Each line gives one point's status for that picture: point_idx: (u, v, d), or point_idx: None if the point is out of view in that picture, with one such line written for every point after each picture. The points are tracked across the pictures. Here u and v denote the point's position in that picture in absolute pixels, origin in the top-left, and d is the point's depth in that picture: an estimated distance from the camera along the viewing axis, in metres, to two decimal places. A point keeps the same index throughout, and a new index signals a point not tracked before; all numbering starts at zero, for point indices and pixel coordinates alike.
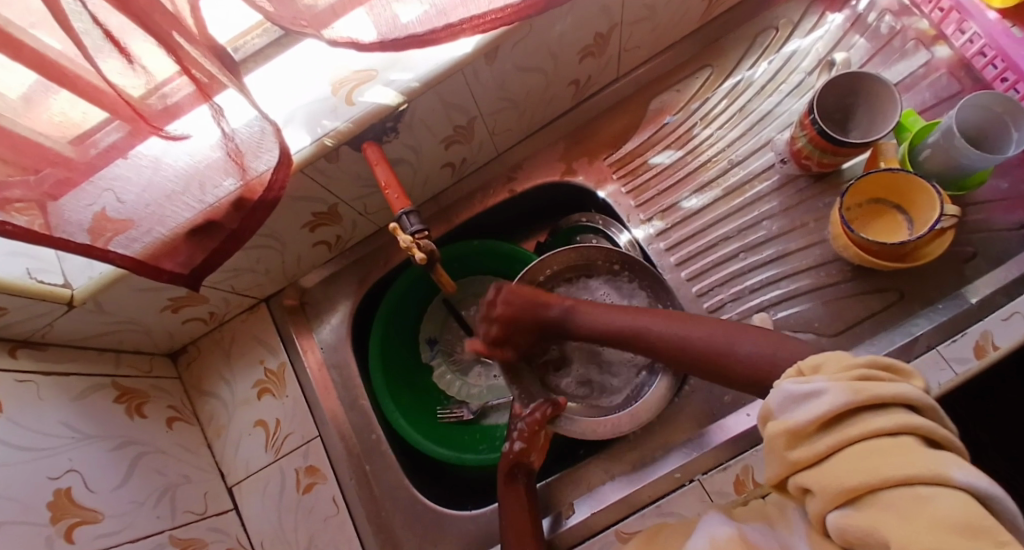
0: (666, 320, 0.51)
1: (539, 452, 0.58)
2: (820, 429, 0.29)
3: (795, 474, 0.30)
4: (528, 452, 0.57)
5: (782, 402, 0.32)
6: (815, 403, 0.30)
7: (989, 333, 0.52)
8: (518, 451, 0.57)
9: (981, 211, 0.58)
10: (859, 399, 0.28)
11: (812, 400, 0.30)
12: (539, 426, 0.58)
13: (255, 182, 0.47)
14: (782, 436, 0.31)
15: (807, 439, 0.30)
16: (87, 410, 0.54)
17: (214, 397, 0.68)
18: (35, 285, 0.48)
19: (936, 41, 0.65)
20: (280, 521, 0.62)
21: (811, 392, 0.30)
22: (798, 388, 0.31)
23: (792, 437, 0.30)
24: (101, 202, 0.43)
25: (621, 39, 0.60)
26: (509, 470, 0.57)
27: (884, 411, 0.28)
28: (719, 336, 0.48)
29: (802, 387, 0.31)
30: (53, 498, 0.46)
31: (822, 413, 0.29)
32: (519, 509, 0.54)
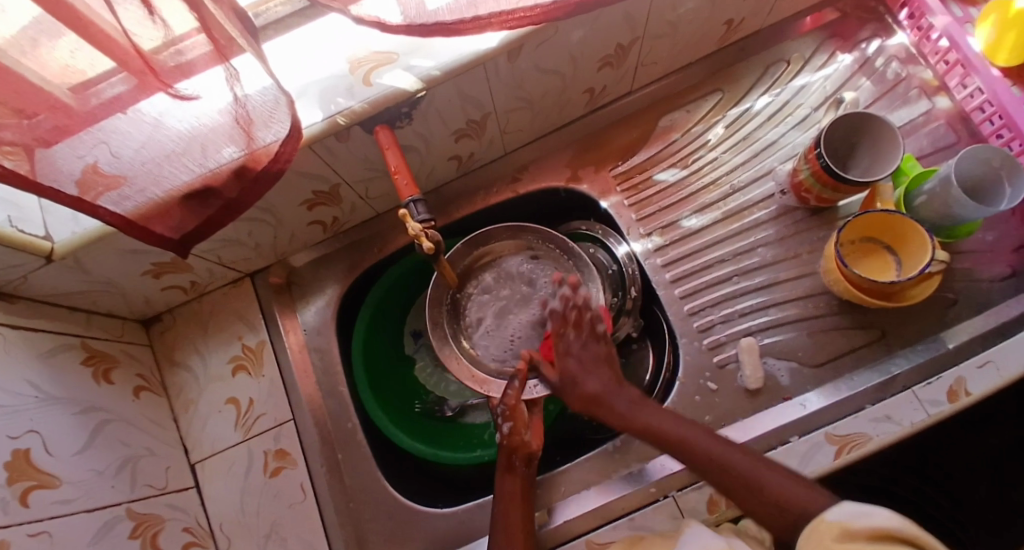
0: (679, 425, 0.49)
1: (533, 434, 0.56)
2: (869, 538, 0.33)
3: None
4: (518, 434, 0.55)
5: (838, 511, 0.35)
6: (872, 516, 0.34)
7: (963, 379, 0.53)
8: (509, 436, 0.55)
9: (965, 260, 0.61)
10: (911, 533, 0.32)
11: (870, 515, 0.34)
12: (519, 403, 0.56)
13: (261, 152, 0.46)
14: (835, 530, 0.34)
15: (855, 540, 0.33)
16: (52, 370, 0.51)
17: (186, 369, 0.66)
18: (14, 233, 0.45)
19: (938, 91, 0.67)
20: (242, 504, 0.60)
21: (867, 510, 0.34)
22: (862, 506, 0.35)
23: (843, 534, 0.34)
24: (95, 155, 0.41)
25: (639, 53, 0.61)
26: (509, 462, 0.55)
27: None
28: (698, 434, 0.47)
29: (860, 506, 0.35)
30: (11, 458, 0.43)
31: (884, 526, 0.33)
32: (515, 502, 0.52)
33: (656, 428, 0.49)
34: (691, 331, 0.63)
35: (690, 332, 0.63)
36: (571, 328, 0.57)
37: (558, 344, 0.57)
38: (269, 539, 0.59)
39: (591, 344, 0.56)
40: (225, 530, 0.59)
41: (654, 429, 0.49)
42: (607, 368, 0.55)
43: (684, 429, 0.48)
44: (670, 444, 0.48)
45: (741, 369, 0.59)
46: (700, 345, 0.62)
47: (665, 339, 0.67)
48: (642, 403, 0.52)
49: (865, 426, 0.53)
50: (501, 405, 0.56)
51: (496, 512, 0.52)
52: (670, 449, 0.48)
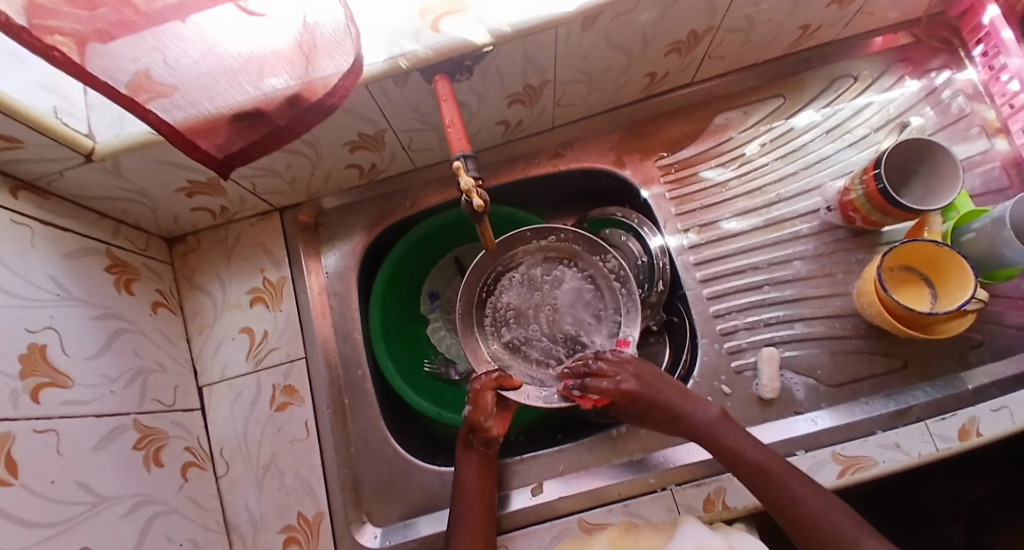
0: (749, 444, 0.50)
1: (496, 420, 0.57)
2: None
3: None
4: (481, 418, 0.55)
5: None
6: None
7: (977, 419, 0.53)
8: (471, 417, 0.56)
9: (1000, 305, 0.60)
10: None
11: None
12: (490, 391, 0.56)
13: (317, 83, 0.45)
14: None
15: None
16: (76, 270, 0.51)
17: (205, 293, 0.66)
18: (60, 127, 0.44)
19: (998, 133, 0.65)
20: (244, 431, 0.61)
21: None
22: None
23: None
24: (148, 61, 0.40)
25: (710, 43, 0.59)
26: (467, 438, 0.57)
27: None
28: (782, 468, 0.48)
29: None
30: (26, 351, 0.43)
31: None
32: (473, 476, 0.54)
33: (737, 448, 0.50)
34: (712, 332, 0.63)
35: (711, 334, 0.63)
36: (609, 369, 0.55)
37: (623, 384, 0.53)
38: (267, 471, 0.60)
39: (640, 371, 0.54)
40: (225, 453, 0.61)
41: (735, 454, 0.49)
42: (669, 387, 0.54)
43: (766, 456, 0.49)
44: (754, 472, 0.48)
45: (758, 377, 0.59)
46: (719, 348, 0.62)
47: (686, 335, 0.66)
48: (725, 421, 0.52)
49: (872, 450, 0.53)
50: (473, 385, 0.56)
51: (458, 485, 0.54)
52: (750, 476, 0.48)
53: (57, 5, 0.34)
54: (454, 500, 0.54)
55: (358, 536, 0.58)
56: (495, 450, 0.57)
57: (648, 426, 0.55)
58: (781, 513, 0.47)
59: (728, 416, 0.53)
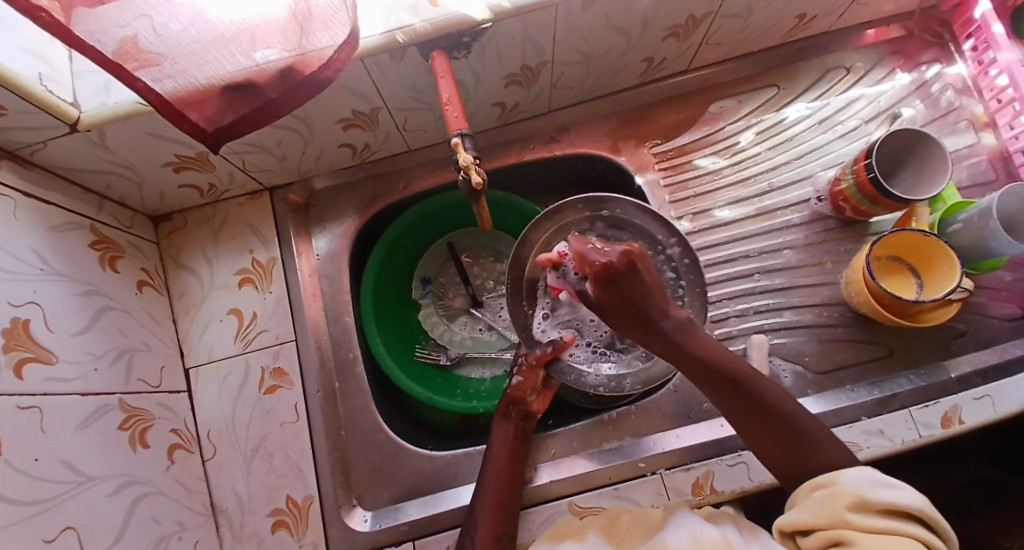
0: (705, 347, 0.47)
1: (538, 397, 0.57)
2: (883, 513, 0.35)
3: (839, 525, 0.35)
4: (525, 392, 0.57)
5: (854, 477, 0.37)
6: (892, 492, 0.35)
7: (959, 407, 0.55)
8: (516, 388, 0.57)
9: (982, 295, 0.61)
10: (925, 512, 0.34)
11: (890, 489, 0.36)
12: (540, 368, 0.57)
13: (312, 56, 0.44)
14: (849, 496, 0.36)
15: (867, 511, 0.35)
16: (60, 245, 0.49)
17: (191, 274, 0.64)
18: (44, 93, 0.43)
19: (985, 127, 0.66)
20: (231, 414, 0.60)
21: (890, 483, 0.36)
22: (878, 478, 0.37)
23: (860, 502, 0.35)
24: (136, 28, 0.39)
25: (708, 29, 0.59)
26: (506, 409, 0.57)
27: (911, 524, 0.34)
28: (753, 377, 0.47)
29: (878, 480, 0.36)
30: (9, 325, 0.41)
31: (901, 503, 0.34)
32: (505, 447, 0.55)
33: (705, 353, 0.47)
34: None
35: None
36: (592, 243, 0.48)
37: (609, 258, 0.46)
38: (256, 453, 0.59)
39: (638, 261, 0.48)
40: (212, 436, 0.60)
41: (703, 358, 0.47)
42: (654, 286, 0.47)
43: (736, 364, 0.48)
44: (723, 378, 0.47)
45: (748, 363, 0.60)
46: (710, 335, 0.62)
47: None
48: (692, 326, 0.49)
49: (858, 436, 0.55)
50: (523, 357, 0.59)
51: (490, 455, 0.55)
52: (719, 382, 0.47)
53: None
54: (482, 474, 0.54)
55: (347, 519, 0.58)
56: (532, 427, 0.57)
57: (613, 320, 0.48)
58: (755, 424, 0.46)
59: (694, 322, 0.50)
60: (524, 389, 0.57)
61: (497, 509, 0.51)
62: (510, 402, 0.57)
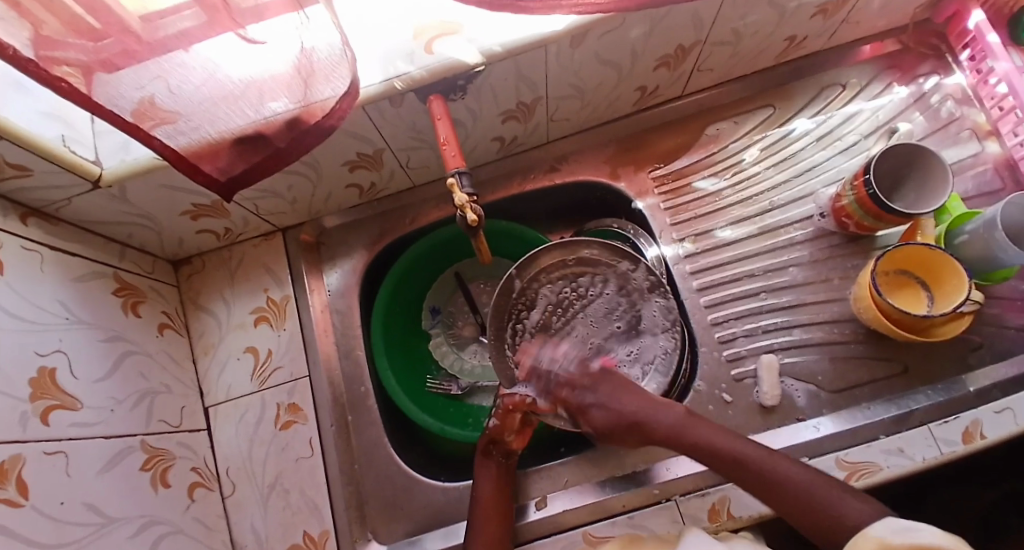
0: (717, 435, 0.49)
1: (518, 435, 0.57)
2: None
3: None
4: (503, 433, 0.57)
5: (880, 528, 0.37)
6: (916, 535, 0.35)
7: (980, 422, 0.53)
8: (494, 429, 0.57)
9: (997, 305, 0.60)
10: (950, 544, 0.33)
11: (914, 533, 0.35)
12: (518, 411, 0.57)
13: (316, 106, 0.46)
14: (871, 542, 0.36)
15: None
16: (85, 294, 0.52)
17: (209, 315, 0.67)
18: (67, 154, 0.46)
19: (989, 135, 0.66)
20: (249, 451, 0.62)
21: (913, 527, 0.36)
22: (909, 527, 0.36)
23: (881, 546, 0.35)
24: (152, 89, 0.41)
25: (698, 57, 0.60)
26: (487, 449, 0.58)
27: None
28: (759, 457, 0.47)
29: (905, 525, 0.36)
30: (35, 374, 0.44)
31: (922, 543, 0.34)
32: (493, 486, 0.55)
33: (700, 442, 0.49)
34: (711, 340, 0.63)
35: (710, 342, 0.63)
36: (570, 389, 0.56)
37: (580, 396, 0.55)
38: (272, 490, 0.60)
39: (599, 383, 0.55)
40: (230, 473, 0.61)
41: (703, 447, 0.49)
42: (632, 394, 0.54)
43: (733, 443, 0.48)
44: (723, 462, 0.48)
45: (758, 384, 0.59)
46: (720, 356, 0.62)
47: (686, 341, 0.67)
48: (692, 419, 0.51)
49: (876, 456, 0.53)
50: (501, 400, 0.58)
51: (475, 495, 0.55)
52: (724, 467, 0.48)
53: (59, 35, 0.35)
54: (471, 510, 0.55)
55: None
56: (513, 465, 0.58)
57: (621, 441, 0.54)
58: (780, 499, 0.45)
59: (696, 414, 0.52)
60: (506, 426, 0.57)
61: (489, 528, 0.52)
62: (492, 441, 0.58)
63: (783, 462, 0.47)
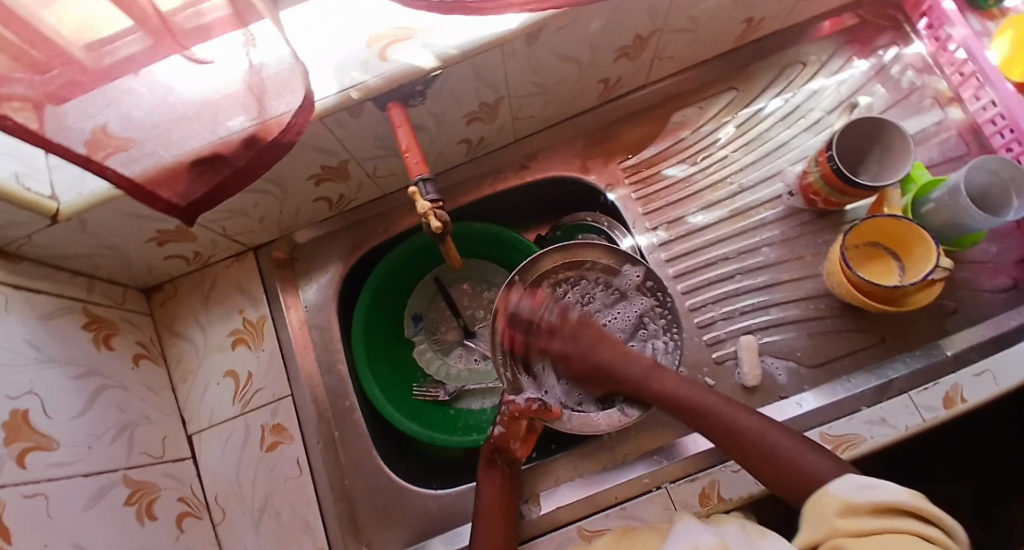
0: (680, 385, 0.52)
1: (522, 443, 0.57)
2: (872, 513, 0.34)
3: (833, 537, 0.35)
4: (507, 441, 0.56)
5: (843, 487, 0.38)
6: (877, 491, 0.35)
7: (960, 386, 0.53)
8: (498, 438, 0.56)
9: (968, 270, 0.61)
10: (907, 505, 0.33)
11: (874, 490, 0.36)
12: (524, 418, 0.56)
13: (272, 122, 0.45)
14: (837, 504, 0.36)
15: (858, 514, 0.35)
16: (53, 332, 0.51)
17: (186, 341, 0.66)
18: (20, 191, 0.45)
19: (951, 102, 0.67)
20: (236, 475, 0.61)
21: (873, 485, 0.36)
22: (868, 484, 0.37)
23: (846, 508, 0.36)
24: (105, 116, 0.40)
25: (658, 45, 0.61)
26: (491, 457, 0.57)
27: (879, 516, 0.34)
28: (725, 411, 0.49)
29: (866, 483, 0.36)
30: (7, 418, 0.42)
31: (886, 500, 0.34)
32: (495, 496, 0.54)
33: (665, 391, 0.52)
34: (691, 326, 0.63)
35: (690, 328, 0.63)
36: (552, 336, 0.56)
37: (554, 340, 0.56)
38: (264, 513, 0.59)
39: (580, 330, 0.56)
40: (220, 500, 0.60)
41: (666, 398, 0.51)
42: (606, 341, 0.55)
43: (696, 397, 0.50)
44: (686, 409, 0.51)
45: (740, 366, 0.60)
46: (700, 341, 0.63)
47: None
48: (658, 370, 0.53)
49: (860, 427, 0.53)
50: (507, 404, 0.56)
51: (478, 503, 0.54)
52: (692, 420, 0.50)
53: (11, 71, 0.34)
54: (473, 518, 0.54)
55: None
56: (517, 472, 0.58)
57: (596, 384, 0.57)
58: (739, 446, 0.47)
59: (663, 366, 0.54)
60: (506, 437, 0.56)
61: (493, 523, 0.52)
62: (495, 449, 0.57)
63: (744, 412, 0.49)
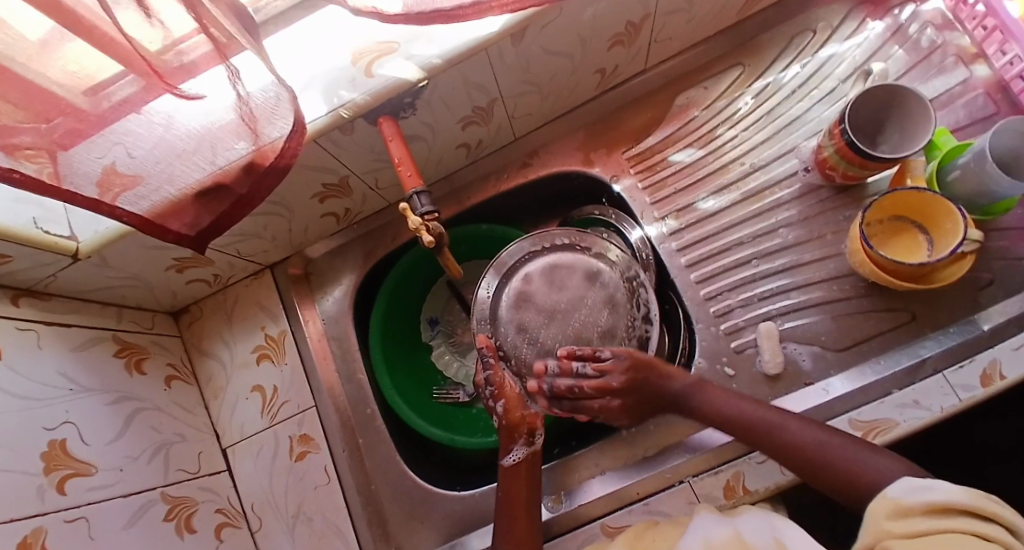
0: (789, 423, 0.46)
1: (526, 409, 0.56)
2: (927, 514, 0.32)
3: (885, 539, 0.32)
4: (515, 410, 0.56)
5: (896, 488, 0.34)
6: (931, 491, 0.32)
7: (999, 362, 0.50)
8: (506, 415, 0.56)
9: (1004, 238, 0.57)
10: (970, 502, 0.30)
11: (930, 490, 0.33)
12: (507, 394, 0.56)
13: (268, 148, 0.47)
14: (888, 507, 0.33)
15: (911, 516, 0.32)
16: (86, 362, 0.54)
17: (213, 359, 0.69)
18: (41, 234, 0.48)
19: (976, 59, 0.62)
20: (269, 485, 0.63)
21: (926, 485, 0.33)
22: (924, 483, 0.34)
23: (898, 510, 0.33)
24: (112, 155, 0.42)
25: (652, 29, 0.58)
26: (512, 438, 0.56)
27: (933, 516, 0.31)
28: (841, 446, 0.43)
29: (921, 482, 0.33)
30: (47, 448, 0.46)
31: (939, 500, 0.31)
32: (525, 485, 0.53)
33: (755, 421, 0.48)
34: (707, 315, 0.62)
35: (706, 317, 0.62)
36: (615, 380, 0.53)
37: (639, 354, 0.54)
38: (297, 519, 0.62)
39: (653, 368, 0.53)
40: (256, 508, 0.63)
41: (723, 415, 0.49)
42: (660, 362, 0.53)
43: (751, 410, 0.49)
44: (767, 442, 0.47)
45: (760, 354, 0.58)
46: (717, 331, 0.61)
47: (680, 321, 0.65)
48: (702, 385, 0.52)
49: (890, 412, 0.50)
50: (489, 386, 0.57)
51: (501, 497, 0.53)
52: (747, 437, 0.48)
53: (16, 123, 0.36)
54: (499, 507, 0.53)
55: None
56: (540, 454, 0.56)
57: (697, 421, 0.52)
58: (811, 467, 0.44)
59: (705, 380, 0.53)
60: (517, 420, 0.55)
61: (521, 521, 0.51)
62: (509, 434, 0.55)
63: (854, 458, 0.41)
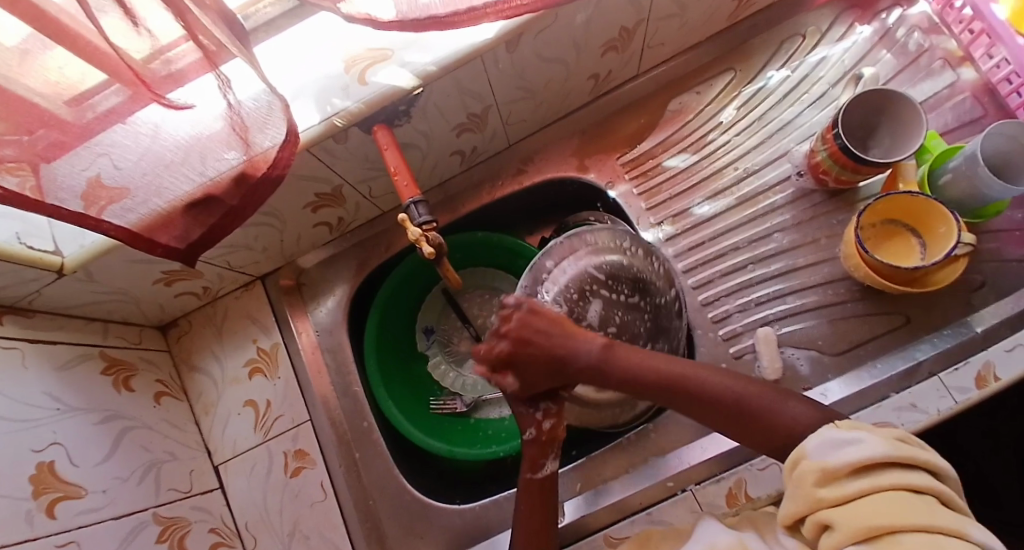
0: (716, 377, 0.43)
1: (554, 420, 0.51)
2: (852, 475, 0.30)
3: (817, 510, 0.31)
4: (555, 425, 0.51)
5: (816, 444, 0.33)
6: (853, 446, 0.31)
7: (993, 363, 0.50)
8: (546, 431, 0.51)
9: (994, 239, 0.58)
10: (892, 454, 0.30)
11: (849, 445, 0.31)
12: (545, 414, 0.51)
13: (259, 158, 0.46)
14: (814, 473, 0.31)
15: (838, 480, 0.30)
16: (73, 380, 0.52)
17: (203, 373, 0.67)
18: (25, 250, 0.46)
19: (963, 62, 0.62)
20: (264, 503, 0.61)
21: (849, 438, 0.32)
22: (843, 435, 0.32)
23: (824, 476, 0.31)
24: (96, 167, 0.40)
25: (646, 34, 0.59)
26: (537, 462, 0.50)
27: (858, 475, 0.30)
28: (758, 392, 0.42)
29: (842, 433, 0.32)
30: (34, 471, 0.44)
31: (861, 457, 0.30)
32: (541, 509, 0.49)
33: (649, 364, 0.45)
34: (705, 321, 0.61)
35: (704, 323, 0.61)
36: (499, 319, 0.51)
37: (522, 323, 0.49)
38: (293, 537, 0.60)
39: (534, 312, 0.50)
40: (250, 527, 0.61)
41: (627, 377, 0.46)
42: (570, 329, 0.49)
43: (663, 360, 0.45)
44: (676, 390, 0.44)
45: (758, 359, 0.58)
46: (715, 337, 0.61)
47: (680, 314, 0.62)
48: (613, 346, 0.47)
49: (888, 415, 0.50)
50: (540, 399, 0.51)
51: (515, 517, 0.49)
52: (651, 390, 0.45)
53: None
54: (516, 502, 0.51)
55: None
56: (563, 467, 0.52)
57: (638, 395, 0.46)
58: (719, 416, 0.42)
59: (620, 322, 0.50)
60: (552, 435, 0.51)
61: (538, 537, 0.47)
62: (540, 449, 0.51)
63: (773, 409, 0.40)
